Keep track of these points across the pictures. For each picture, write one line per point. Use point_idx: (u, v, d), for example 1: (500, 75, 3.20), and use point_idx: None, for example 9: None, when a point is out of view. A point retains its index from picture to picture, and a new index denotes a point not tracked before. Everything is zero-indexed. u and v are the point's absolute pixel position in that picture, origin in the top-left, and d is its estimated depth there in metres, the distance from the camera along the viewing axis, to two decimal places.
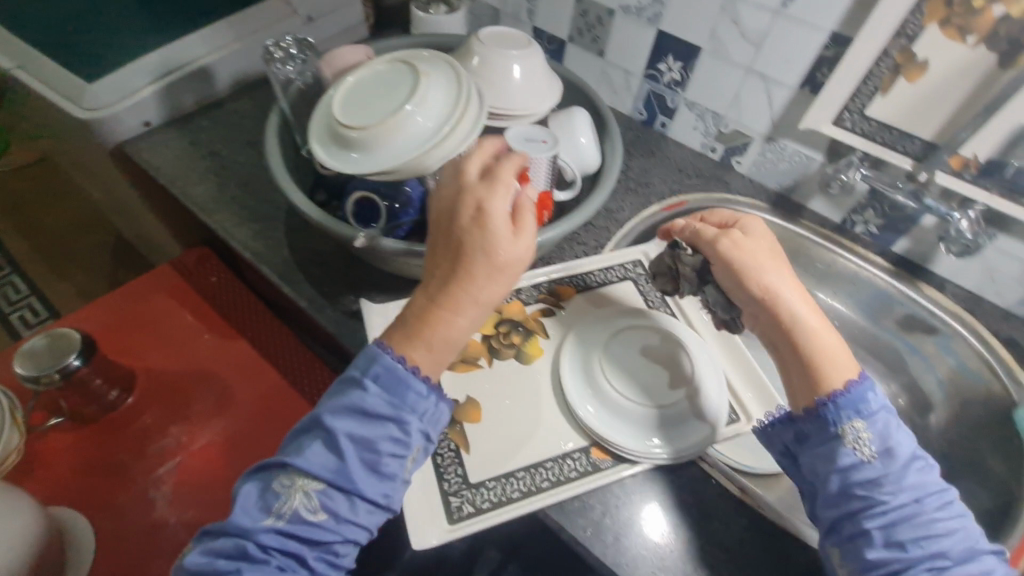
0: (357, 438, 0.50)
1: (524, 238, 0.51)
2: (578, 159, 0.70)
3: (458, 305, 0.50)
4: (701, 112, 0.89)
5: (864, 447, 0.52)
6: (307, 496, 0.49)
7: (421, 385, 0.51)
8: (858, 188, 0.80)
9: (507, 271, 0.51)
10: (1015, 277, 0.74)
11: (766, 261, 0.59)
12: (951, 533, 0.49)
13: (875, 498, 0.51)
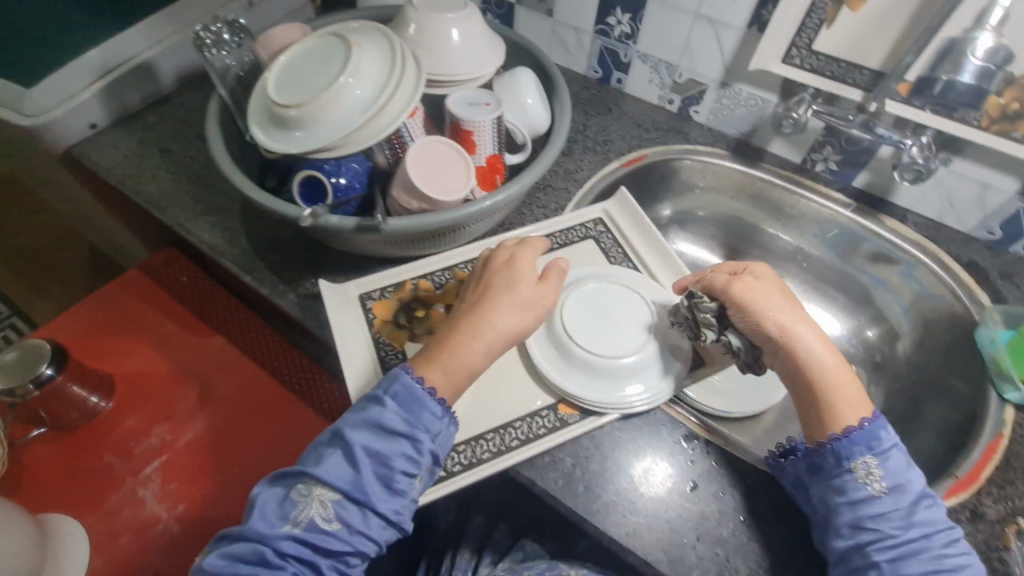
0: (373, 454, 0.51)
1: (555, 282, 0.60)
2: (526, 121, 0.70)
3: (479, 331, 0.55)
4: (655, 64, 0.87)
5: (876, 482, 0.50)
6: (323, 505, 0.50)
7: (435, 406, 0.53)
8: (814, 126, 0.79)
9: (527, 306, 0.57)
10: (972, 200, 0.74)
11: (778, 305, 0.57)
12: (953, 566, 0.48)
13: (883, 530, 0.49)
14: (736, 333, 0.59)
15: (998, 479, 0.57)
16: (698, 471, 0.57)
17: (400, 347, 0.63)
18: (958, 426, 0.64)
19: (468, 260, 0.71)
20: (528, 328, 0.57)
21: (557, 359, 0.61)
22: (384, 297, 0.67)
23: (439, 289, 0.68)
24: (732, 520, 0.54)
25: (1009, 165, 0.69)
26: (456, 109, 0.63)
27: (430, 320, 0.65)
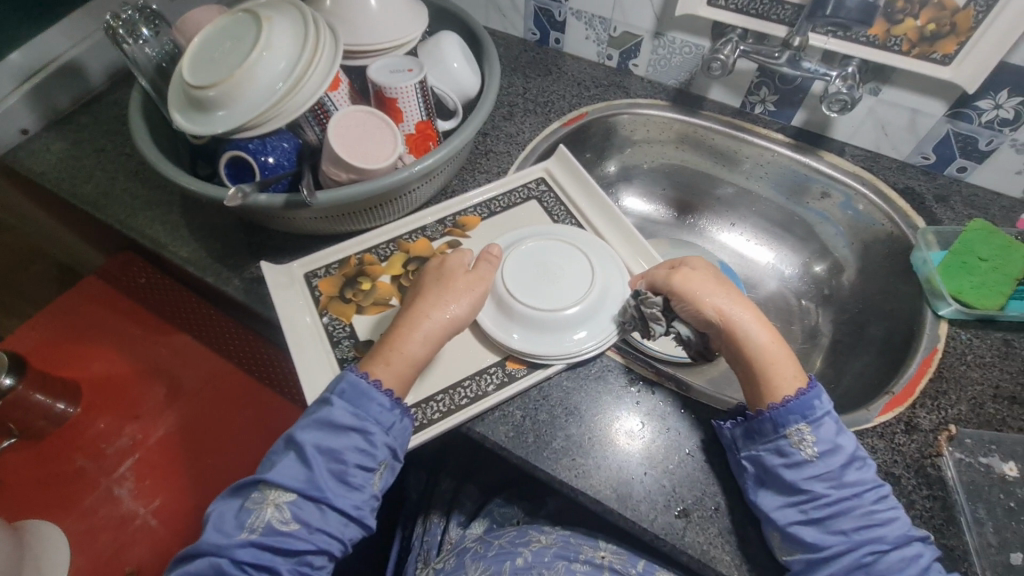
0: (325, 452, 0.51)
1: (488, 267, 0.60)
2: (454, 85, 0.70)
3: (415, 322, 0.56)
4: (589, 20, 0.87)
5: (808, 447, 0.50)
6: (279, 507, 0.49)
7: (382, 397, 0.53)
8: (747, 68, 0.80)
9: (457, 293, 0.57)
10: (904, 126, 0.75)
11: (719, 293, 0.58)
12: (885, 524, 0.48)
13: (814, 491, 0.49)
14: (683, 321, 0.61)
15: (931, 390, 0.59)
16: (644, 415, 0.58)
17: (347, 321, 0.64)
18: (896, 346, 0.66)
19: (412, 231, 0.72)
20: (468, 314, 0.57)
21: (505, 319, 0.61)
22: (330, 274, 0.68)
23: (385, 261, 0.69)
24: (680, 452, 0.56)
25: (936, 88, 0.70)
26: (379, 77, 0.63)
27: (376, 292, 0.66)
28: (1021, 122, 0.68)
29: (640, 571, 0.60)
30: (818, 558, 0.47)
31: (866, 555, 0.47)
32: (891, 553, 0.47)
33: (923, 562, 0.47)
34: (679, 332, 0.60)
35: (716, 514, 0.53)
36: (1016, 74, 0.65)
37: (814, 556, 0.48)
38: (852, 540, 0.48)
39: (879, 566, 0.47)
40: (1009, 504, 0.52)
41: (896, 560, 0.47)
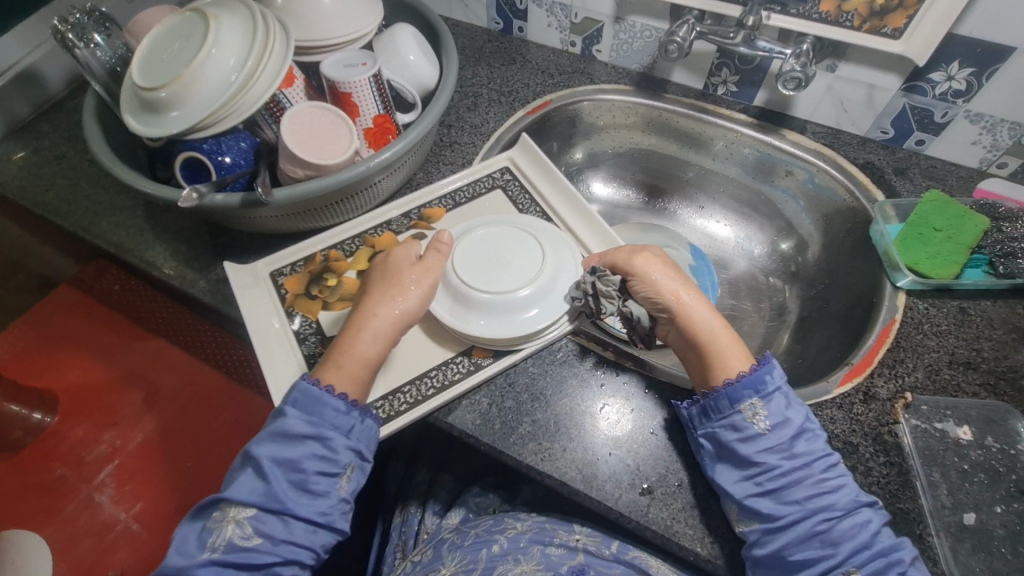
0: (283, 464, 0.51)
1: (437, 258, 0.60)
2: (411, 78, 0.70)
3: (363, 322, 0.56)
4: (550, 7, 0.87)
5: (761, 420, 0.52)
6: (239, 523, 0.50)
7: (337, 401, 0.53)
8: (707, 50, 0.80)
9: (400, 288, 0.57)
10: (862, 102, 0.76)
11: (677, 280, 0.59)
12: (833, 492, 0.49)
13: (768, 463, 0.50)
14: (636, 303, 0.61)
15: (889, 360, 0.60)
16: (608, 398, 0.59)
17: (313, 317, 0.65)
18: (857, 320, 0.68)
19: (377, 225, 0.72)
20: (420, 307, 0.58)
21: (459, 308, 0.61)
22: (295, 272, 0.68)
23: (350, 257, 0.69)
24: (645, 433, 0.57)
25: (890, 62, 0.70)
26: (332, 73, 0.63)
27: (342, 287, 0.66)
28: (972, 93, 0.69)
29: (614, 551, 0.61)
30: (773, 528, 0.48)
31: (820, 522, 0.48)
32: (843, 520, 0.48)
33: (871, 527, 0.48)
34: (630, 312, 0.60)
35: (680, 489, 0.54)
36: (965, 45, 0.65)
37: (771, 525, 0.48)
38: (805, 509, 0.49)
39: (831, 533, 0.48)
40: (963, 467, 0.53)
41: (846, 527, 0.48)
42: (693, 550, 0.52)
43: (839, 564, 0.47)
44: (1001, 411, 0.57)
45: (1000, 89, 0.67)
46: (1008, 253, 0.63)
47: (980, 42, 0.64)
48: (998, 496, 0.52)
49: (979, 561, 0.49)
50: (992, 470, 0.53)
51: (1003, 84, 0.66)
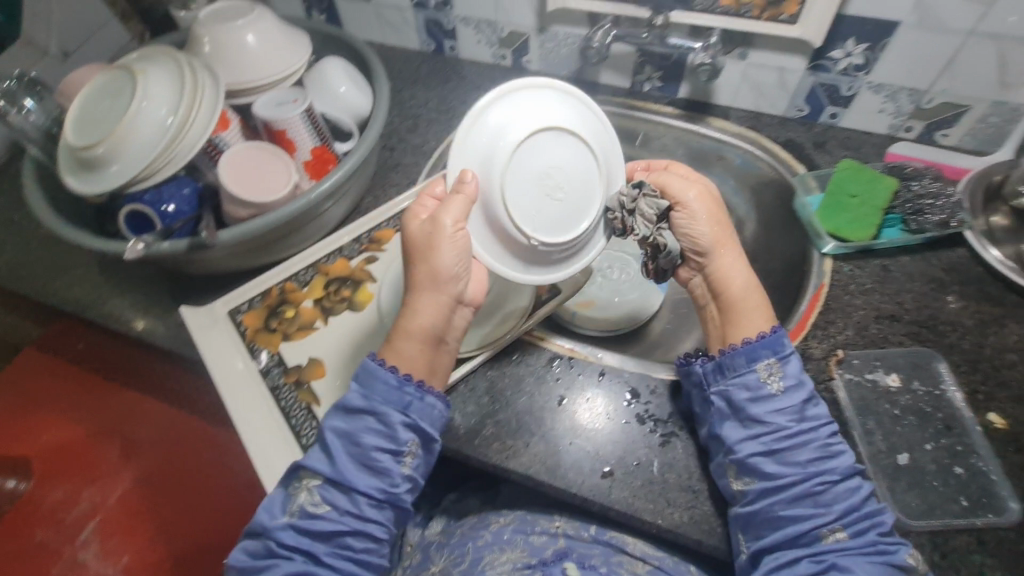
0: (344, 437, 0.52)
1: (454, 203, 0.53)
2: (344, 108, 0.73)
3: (417, 290, 0.55)
4: (477, 25, 0.90)
5: (775, 380, 0.53)
6: (309, 492, 0.52)
7: (387, 375, 0.53)
8: (628, 52, 0.84)
9: (439, 247, 0.53)
10: (776, 84, 0.81)
11: (722, 224, 0.61)
12: (835, 457, 0.51)
13: (777, 423, 0.52)
14: (673, 235, 0.62)
15: (821, 322, 0.64)
16: (605, 393, 0.61)
17: (275, 350, 0.66)
18: (793, 288, 0.72)
19: (329, 253, 0.74)
20: (453, 265, 0.54)
21: (494, 244, 0.56)
22: (253, 307, 0.69)
23: (306, 286, 0.71)
24: (619, 422, 0.59)
25: (794, 45, 0.75)
26: (263, 112, 0.65)
27: (300, 318, 0.68)
28: (871, 66, 0.74)
29: (593, 533, 0.64)
30: (773, 486, 0.50)
31: (818, 484, 0.50)
32: (840, 484, 0.50)
33: (863, 493, 0.50)
34: (665, 241, 0.61)
35: (639, 467, 0.56)
36: (856, 24, 0.70)
37: (769, 484, 0.50)
38: (806, 471, 0.50)
39: (827, 494, 0.50)
40: (895, 412, 0.57)
41: (842, 490, 0.50)
42: (655, 523, 0.54)
43: (829, 523, 0.49)
44: (925, 356, 0.61)
45: (894, 61, 0.72)
46: (917, 210, 0.68)
47: (868, 19, 0.69)
48: (928, 435, 0.56)
49: (915, 496, 0.53)
50: (921, 411, 0.57)
51: (895, 55, 0.72)
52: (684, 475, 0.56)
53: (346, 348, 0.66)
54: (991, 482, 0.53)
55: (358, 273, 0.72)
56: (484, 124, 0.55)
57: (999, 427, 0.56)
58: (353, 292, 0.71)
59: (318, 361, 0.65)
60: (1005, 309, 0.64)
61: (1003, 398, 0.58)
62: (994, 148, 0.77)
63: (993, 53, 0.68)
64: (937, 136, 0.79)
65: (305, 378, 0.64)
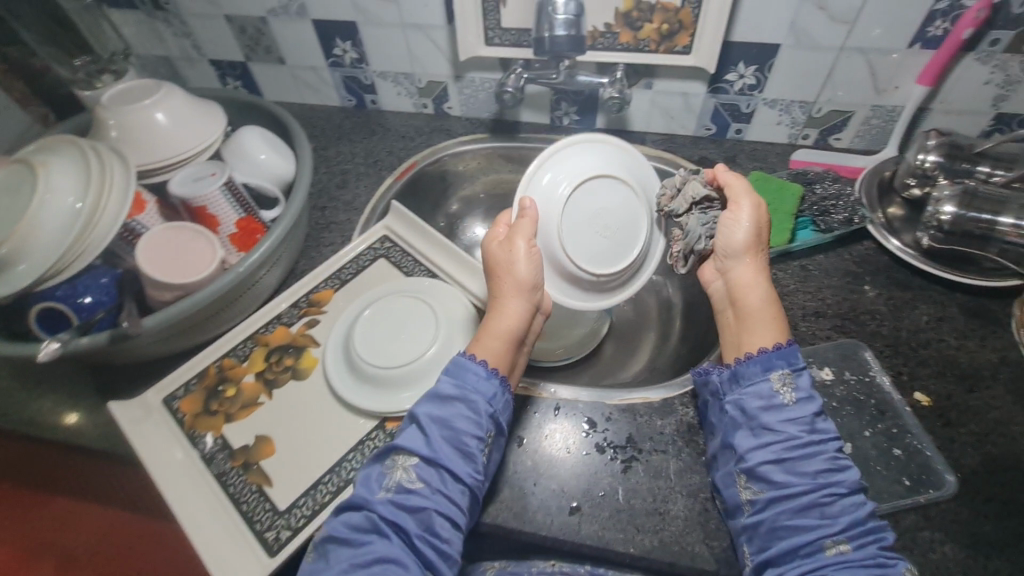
0: (436, 421, 0.52)
1: (523, 223, 0.59)
2: (266, 176, 0.72)
3: (498, 303, 0.58)
4: (394, 78, 0.92)
5: (788, 391, 0.53)
6: (406, 470, 0.51)
7: (478, 365, 0.54)
8: (542, 91, 0.88)
9: (517, 267, 0.58)
10: (683, 108, 0.86)
11: (764, 235, 0.61)
12: (844, 470, 0.50)
13: (787, 433, 0.51)
14: None
15: None
16: (562, 427, 0.62)
17: (218, 433, 0.63)
18: None
19: (266, 322, 0.71)
20: (530, 276, 0.58)
21: (556, 279, 0.63)
22: (190, 391, 0.66)
23: (245, 361, 0.68)
24: (579, 455, 0.59)
25: (692, 73, 0.80)
26: (180, 190, 0.64)
27: (242, 395, 0.65)
28: (763, 84, 0.80)
29: (589, 569, 0.62)
30: (780, 496, 0.49)
31: (825, 495, 0.48)
32: (848, 496, 0.49)
33: (867, 507, 0.49)
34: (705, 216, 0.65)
35: (605, 498, 0.56)
36: (743, 49, 0.76)
37: (778, 495, 0.49)
38: (815, 482, 0.49)
39: (832, 505, 0.48)
40: (833, 404, 0.61)
41: (849, 502, 0.49)
42: (627, 552, 0.54)
43: (833, 534, 0.47)
44: (851, 346, 0.65)
45: (782, 78, 0.79)
46: (824, 210, 0.73)
47: (753, 44, 0.75)
48: (865, 422, 0.59)
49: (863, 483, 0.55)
50: (855, 400, 0.61)
51: (782, 74, 0.78)
52: (649, 499, 0.56)
53: (292, 419, 0.63)
54: (927, 459, 0.56)
55: (299, 338, 0.70)
56: (536, 185, 0.62)
57: (926, 405, 0.60)
58: (296, 358, 0.68)
59: (266, 438, 0.62)
60: (913, 293, 0.69)
61: (925, 376, 0.62)
62: (881, 146, 0.84)
63: (864, 65, 0.75)
64: (831, 140, 0.86)
65: (253, 458, 0.61)
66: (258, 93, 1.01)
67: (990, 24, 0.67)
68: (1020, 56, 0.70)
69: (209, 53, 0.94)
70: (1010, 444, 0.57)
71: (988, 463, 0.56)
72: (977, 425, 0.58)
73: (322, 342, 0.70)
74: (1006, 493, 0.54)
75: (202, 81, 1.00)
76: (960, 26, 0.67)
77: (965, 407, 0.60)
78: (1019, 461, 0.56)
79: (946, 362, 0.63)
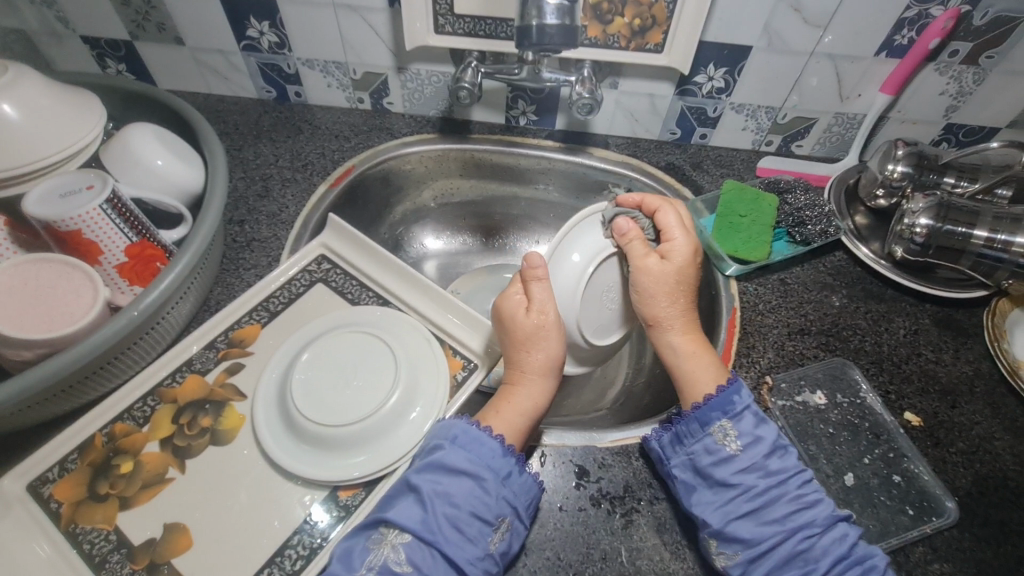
0: (438, 497, 0.47)
1: (543, 289, 0.56)
2: (165, 186, 0.58)
3: (518, 376, 0.56)
4: (324, 67, 0.79)
5: (732, 441, 0.50)
6: (394, 548, 0.45)
7: (495, 442, 0.50)
8: (497, 88, 0.79)
9: (539, 336, 0.55)
10: (648, 110, 0.81)
11: (673, 279, 0.57)
12: (812, 507, 0.48)
13: (745, 484, 0.48)
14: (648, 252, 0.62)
15: (743, 348, 0.64)
16: (551, 479, 0.54)
17: (110, 526, 0.48)
18: (704, 313, 0.71)
19: (173, 370, 0.57)
20: (559, 349, 0.56)
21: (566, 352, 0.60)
22: (67, 472, 0.50)
23: (145, 424, 0.53)
24: (573, 513, 0.52)
25: (661, 73, 0.75)
26: (40, 211, 0.49)
27: (143, 471, 0.51)
28: (731, 88, 0.76)
29: None
30: (756, 554, 0.46)
31: (801, 541, 0.46)
32: (823, 536, 0.46)
33: (849, 540, 0.46)
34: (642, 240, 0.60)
35: (606, 563, 0.49)
36: (714, 49, 0.71)
37: (753, 552, 0.47)
38: (785, 528, 0.47)
39: (812, 551, 0.46)
40: (829, 431, 0.58)
41: (827, 542, 0.46)
42: None
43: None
44: (839, 366, 0.62)
45: (751, 82, 0.75)
46: (798, 221, 0.70)
47: (725, 45, 0.71)
48: (863, 448, 0.56)
49: (870, 518, 0.52)
50: (851, 425, 0.58)
51: (751, 78, 0.74)
52: (655, 558, 0.50)
53: (215, 499, 0.50)
54: (925, 485, 0.54)
55: (218, 391, 0.56)
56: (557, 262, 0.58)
57: (916, 424, 0.58)
58: (215, 418, 0.54)
59: (179, 528, 0.48)
60: (887, 304, 0.68)
61: (911, 394, 0.61)
62: (840, 154, 0.84)
63: (832, 71, 0.73)
64: (793, 148, 0.84)
65: (161, 558, 0.47)
66: (149, 79, 0.83)
67: (952, 35, 0.67)
68: (974, 68, 0.70)
69: (80, 28, 0.75)
70: (995, 460, 0.57)
71: (980, 482, 0.55)
72: (964, 443, 0.57)
73: (248, 394, 0.56)
74: (1001, 514, 0.53)
75: (72, 64, 0.80)
76: (926, 36, 0.66)
77: (951, 425, 0.59)
78: (1006, 479, 0.55)
79: (927, 377, 0.62)
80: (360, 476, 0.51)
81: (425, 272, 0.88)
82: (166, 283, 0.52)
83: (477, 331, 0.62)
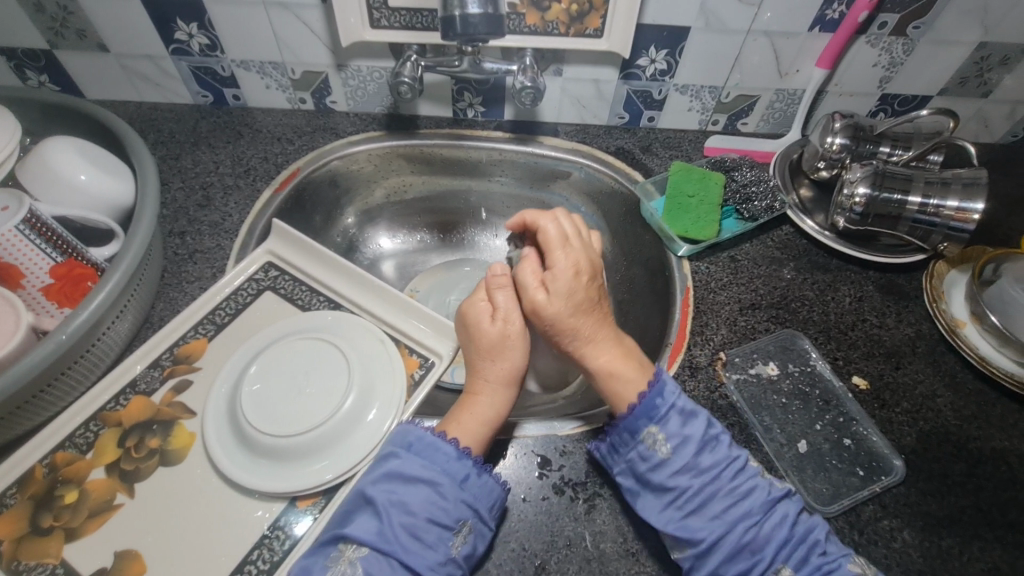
0: (395, 506, 0.46)
1: (506, 297, 0.57)
2: (92, 202, 0.55)
3: (478, 386, 0.56)
4: (260, 68, 0.76)
5: (661, 445, 0.50)
6: (353, 563, 0.44)
7: (449, 444, 0.50)
8: (441, 80, 0.78)
9: (504, 346, 0.56)
10: (595, 96, 0.81)
11: (565, 309, 0.54)
12: (747, 495, 0.49)
13: (680, 485, 0.49)
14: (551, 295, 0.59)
15: (697, 326, 0.65)
16: (513, 471, 0.54)
17: (57, 559, 0.46)
18: (660, 295, 0.72)
19: (116, 393, 0.54)
20: (523, 362, 0.56)
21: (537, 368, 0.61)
22: (7, 507, 0.48)
23: (89, 451, 0.51)
24: (535, 502, 0.52)
25: (603, 57, 0.74)
26: None
27: (89, 499, 0.49)
28: (674, 69, 0.76)
29: None
30: (701, 551, 0.47)
31: (743, 533, 0.47)
32: (764, 523, 0.48)
33: (789, 521, 0.48)
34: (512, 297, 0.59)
35: (571, 548, 0.50)
36: (654, 32, 0.71)
37: (698, 550, 0.47)
38: (725, 521, 0.48)
39: (755, 541, 0.47)
40: (782, 401, 0.59)
41: (768, 529, 0.47)
42: None
43: (768, 566, 0.47)
44: (788, 337, 0.64)
45: (692, 62, 0.76)
46: (746, 198, 0.72)
47: (664, 26, 0.71)
48: (814, 415, 0.58)
49: (822, 482, 0.54)
50: (802, 393, 0.60)
51: (691, 59, 0.75)
52: (619, 540, 0.50)
53: (169, 520, 0.49)
54: (873, 445, 0.56)
55: (165, 410, 0.54)
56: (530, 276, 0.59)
57: (863, 388, 0.60)
58: (164, 438, 0.53)
59: (131, 555, 0.47)
60: (833, 274, 0.70)
61: (857, 358, 0.63)
62: (783, 130, 0.85)
63: (769, 49, 0.74)
64: (738, 126, 0.85)
65: None
66: (75, 89, 0.79)
67: (879, 7, 0.69)
68: (902, 39, 0.72)
69: None
70: (938, 416, 0.59)
71: (924, 439, 0.57)
72: (908, 403, 0.60)
73: (197, 411, 0.55)
74: (944, 467, 0.56)
75: None
76: (855, 10, 0.68)
77: (896, 385, 0.61)
78: (948, 433, 0.58)
79: (872, 342, 0.64)
80: (312, 480, 0.50)
81: (383, 273, 0.87)
82: (96, 302, 0.50)
83: (436, 330, 0.61)
